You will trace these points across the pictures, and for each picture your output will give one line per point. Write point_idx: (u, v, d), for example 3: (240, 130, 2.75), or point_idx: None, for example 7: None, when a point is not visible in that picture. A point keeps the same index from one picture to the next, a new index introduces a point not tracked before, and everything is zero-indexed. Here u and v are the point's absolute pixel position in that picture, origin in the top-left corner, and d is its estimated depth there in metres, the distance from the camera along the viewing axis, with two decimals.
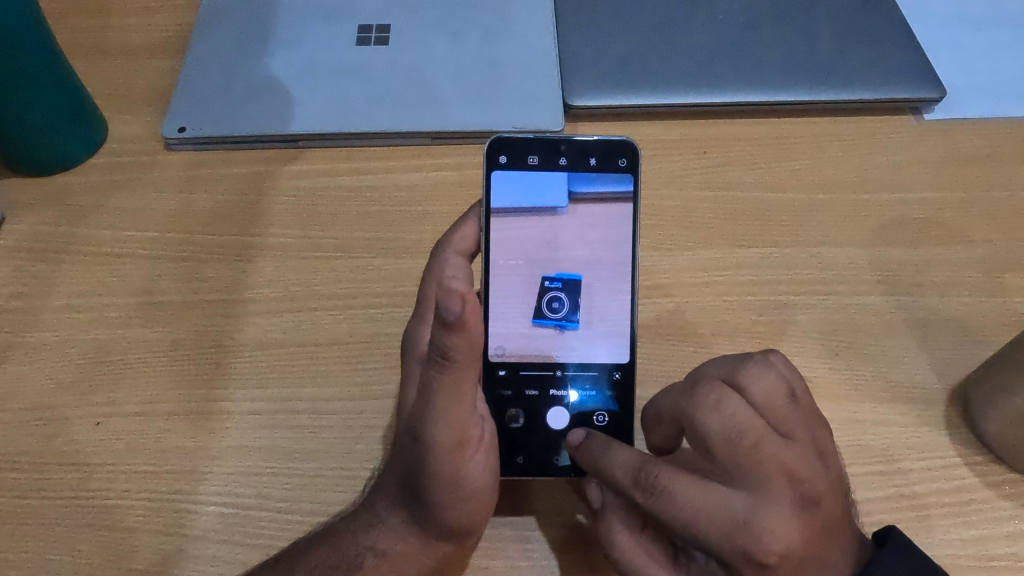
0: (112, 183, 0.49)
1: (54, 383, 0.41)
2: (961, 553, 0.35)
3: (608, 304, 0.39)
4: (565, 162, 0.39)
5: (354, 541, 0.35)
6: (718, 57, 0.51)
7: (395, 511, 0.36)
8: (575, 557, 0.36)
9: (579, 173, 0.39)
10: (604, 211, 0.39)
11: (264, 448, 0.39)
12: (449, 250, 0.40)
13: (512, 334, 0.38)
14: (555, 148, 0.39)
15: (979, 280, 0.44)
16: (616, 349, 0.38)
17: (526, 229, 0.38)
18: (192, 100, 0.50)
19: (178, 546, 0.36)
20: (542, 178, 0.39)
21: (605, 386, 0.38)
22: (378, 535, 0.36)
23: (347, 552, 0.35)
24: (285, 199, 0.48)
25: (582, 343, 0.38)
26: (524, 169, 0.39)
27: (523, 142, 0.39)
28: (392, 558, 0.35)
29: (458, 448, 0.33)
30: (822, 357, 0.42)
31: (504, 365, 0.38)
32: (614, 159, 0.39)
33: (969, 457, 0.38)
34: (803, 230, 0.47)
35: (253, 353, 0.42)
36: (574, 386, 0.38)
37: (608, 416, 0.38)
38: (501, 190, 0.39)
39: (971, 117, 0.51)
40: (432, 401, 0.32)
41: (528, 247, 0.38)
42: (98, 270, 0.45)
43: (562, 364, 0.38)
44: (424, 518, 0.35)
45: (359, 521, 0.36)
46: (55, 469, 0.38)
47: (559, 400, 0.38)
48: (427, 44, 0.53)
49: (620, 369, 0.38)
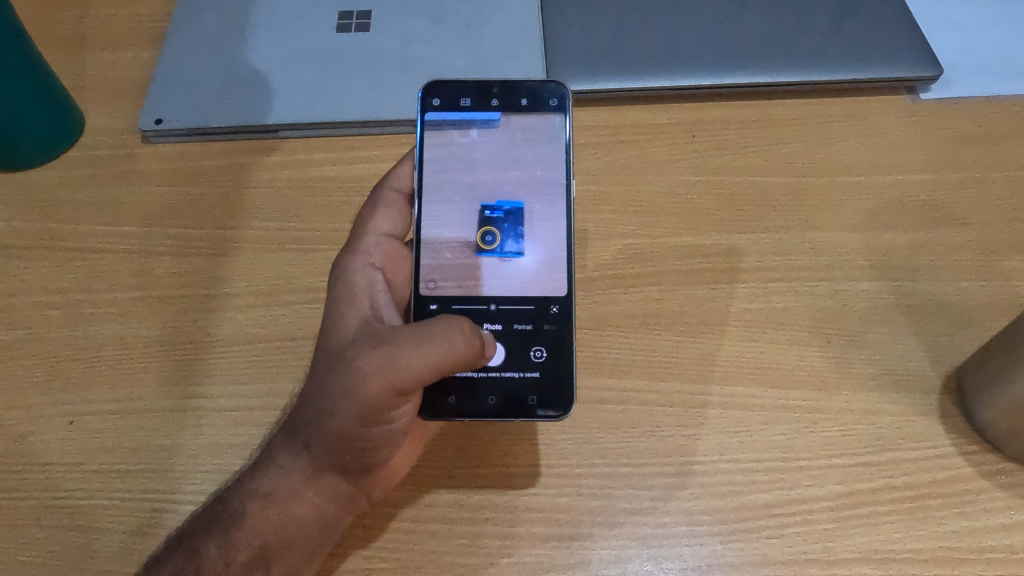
0: (88, 177, 0.48)
1: (27, 381, 0.40)
2: (956, 546, 0.35)
3: (544, 247, 0.37)
4: (497, 103, 0.39)
5: (239, 491, 0.35)
6: (706, 38, 0.50)
7: (286, 451, 0.35)
8: (559, 552, 0.35)
9: (512, 116, 0.39)
10: (533, 158, 0.39)
11: (239, 444, 0.38)
12: (384, 186, 0.40)
13: (443, 267, 0.37)
14: (488, 89, 0.39)
15: (974, 264, 0.43)
16: (551, 285, 0.37)
17: (453, 172, 0.38)
18: (168, 92, 0.49)
19: (151, 545, 0.35)
20: (472, 119, 0.39)
21: (542, 320, 0.36)
22: (265, 478, 0.35)
23: (233, 502, 0.35)
24: (263, 191, 0.47)
25: (514, 280, 0.37)
26: (456, 110, 0.39)
27: (454, 84, 0.39)
28: (276, 500, 0.35)
29: (397, 398, 0.32)
30: (814, 345, 0.41)
31: (436, 300, 0.37)
32: (548, 101, 0.39)
33: (965, 446, 0.37)
34: (794, 215, 0.46)
35: (230, 347, 0.41)
36: (510, 321, 0.36)
37: (546, 350, 0.36)
38: (434, 130, 0.39)
39: (968, 94, 0.50)
40: (414, 341, 0.32)
41: (452, 184, 0.38)
42: (73, 266, 0.44)
43: (496, 299, 0.37)
44: (319, 448, 0.34)
45: (248, 471, 0.36)
46: (28, 470, 0.37)
47: (495, 336, 0.36)
48: (408, 30, 0.52)
49: (558, 303, 0.36)
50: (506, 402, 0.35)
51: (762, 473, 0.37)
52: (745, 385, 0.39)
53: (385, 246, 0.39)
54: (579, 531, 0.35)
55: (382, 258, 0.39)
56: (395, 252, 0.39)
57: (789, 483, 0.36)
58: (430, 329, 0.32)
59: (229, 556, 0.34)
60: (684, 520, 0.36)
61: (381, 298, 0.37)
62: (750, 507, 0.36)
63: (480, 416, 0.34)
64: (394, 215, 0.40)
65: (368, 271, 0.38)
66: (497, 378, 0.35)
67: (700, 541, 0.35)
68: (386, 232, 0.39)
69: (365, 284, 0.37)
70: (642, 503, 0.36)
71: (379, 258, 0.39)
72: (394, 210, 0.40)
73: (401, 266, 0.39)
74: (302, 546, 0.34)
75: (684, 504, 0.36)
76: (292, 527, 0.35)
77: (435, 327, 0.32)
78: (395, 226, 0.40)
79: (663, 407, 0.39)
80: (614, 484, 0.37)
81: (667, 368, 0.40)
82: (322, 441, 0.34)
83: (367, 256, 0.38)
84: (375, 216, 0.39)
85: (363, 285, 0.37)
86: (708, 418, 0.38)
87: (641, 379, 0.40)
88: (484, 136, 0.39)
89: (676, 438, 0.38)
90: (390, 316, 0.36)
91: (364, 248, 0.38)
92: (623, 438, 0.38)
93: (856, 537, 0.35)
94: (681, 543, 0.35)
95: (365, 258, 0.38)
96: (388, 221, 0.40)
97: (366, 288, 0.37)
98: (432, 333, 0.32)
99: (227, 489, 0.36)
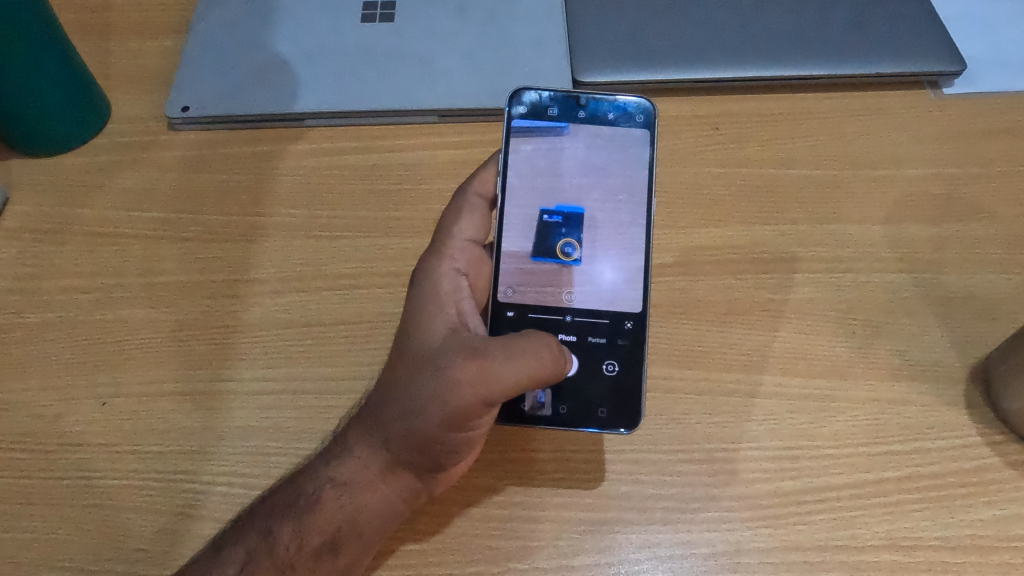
0: (115, 163, 0.48)
1: (58, 364, 0.40)
2: (982, 534, 0.35)
3: (619, 262, 0.38)
4: (583, 115, 0.39)
5: (314, 479, 0.35)
6: (730, 31, 0.50)
7: (363, 442, 0.35)
8: (588, 536, 0.35)
9: (596, 129, 0.39)
10: (615, 175, 0.39)
11: (271, 427, 0.38)
12: (468, 190, 0.39)
13: (519, 275, 0.38)
14: (575, 101, 0.39)
15: (999, 257, 0.43)
16: (627, 299, 0.37)
17: (535, 181, 0.38)
18: (195, 79, 0.49)
19: (185, 525, 0.36)
20: (556, 128, 0.39)
21: (616, 334, 0.37)
22: (339, 466, 0.35)
23: (306, 488, 0.35)
24: (290, 179, 0.47)
25: (588, 292, 0.37)
26: (543, 119, 0.39)
27: (544, 93, 0.39)
28: (351, 489, 0.34)
29: (485, 409, 0.33)
30: (838, 336, 0.41)
31: (512, 306, 0.37)
32: (633, 117, 0.40)
33: (991, 437, 0.37)
34: (818, 207, 0.46)
35: (259, 332, 0.41)
36: (585, 333, 0.37)
37: (619, 364, 0.36)
38: (520, 136, 0.39)
39: (991, 90, 0.50)
40: (508, 355, 0.32)
41: (532, 192, 0.38)
42: (102, 251, 0.45)
43: (571, 310, 0.37)
44: (399, 445, 0.34)
45: (321, 458, 0.35)
46: (60, 450, 0.38)
47: (570, 347, 0.37)
48: (433, 21, 0.52)
49: (632, 319, 0.37)
50: (575, 412, 0.36)
51: (788, 460, 0.37)
52: (771, 374, 0.40)
53: (469, 253, 0.38)
54: (608, 516, 0.36)
55: (466, 263, 0.38)
56: (479, 257, 0.39)
57: (815, 471, 0.37)
58: (523, 345, 0.33)
59: (302, 539, 0.34)
60: (713, 507, 0.36)
61: (466, 305, 0.36)
62: (777, 494, 0.36)
63: (547, 422, 0.36)
64: (479, 219, 0.39)
65: (455, 277, 0.37)
66: (567, 387, 0.36)
67: (728, 527, 0.35)
68: (471, 237, 0.38)
69: (451, 290, 0.36)
70: (670, 489, 0.36)
71: (464, 263, 0.38)
72: (479, 215, 0.39)
73: (484, 271, 0.39)
74: (372, 536, 0.34)
75: (712, 491, 0.36)
76: (363, 517, 0.34)
77: (526, 343, 0.33)
78: (479, 231, 0.39)
79: (691, 395, 0.39)
80: (643, 470, 0.37)
81: (694, 358, 0.40)
82: (405, 441, 0.33)
83: (453, 261, 0.37)
84: (460, 220, 0.38)
85: (450, 291, 0.36)
86: (734, 407, 0.38)
87: (668, 368, 0.40)
88: (568, 147, 0.39)
89: (704, 427, 0.38)
90: (475, 324, 0.36)
91: (451, 253, 0.38)
92: (651, 425, 0.38)
93: (882, 524, 0.35)
94: (709, 528, 0.35)
95: (451, 264, 0.37)
96: (473, 225, 0.39)
97: (453, 294, 0.36)
98: (524, 349, 0.33)
99: (297, 476, 0.35)
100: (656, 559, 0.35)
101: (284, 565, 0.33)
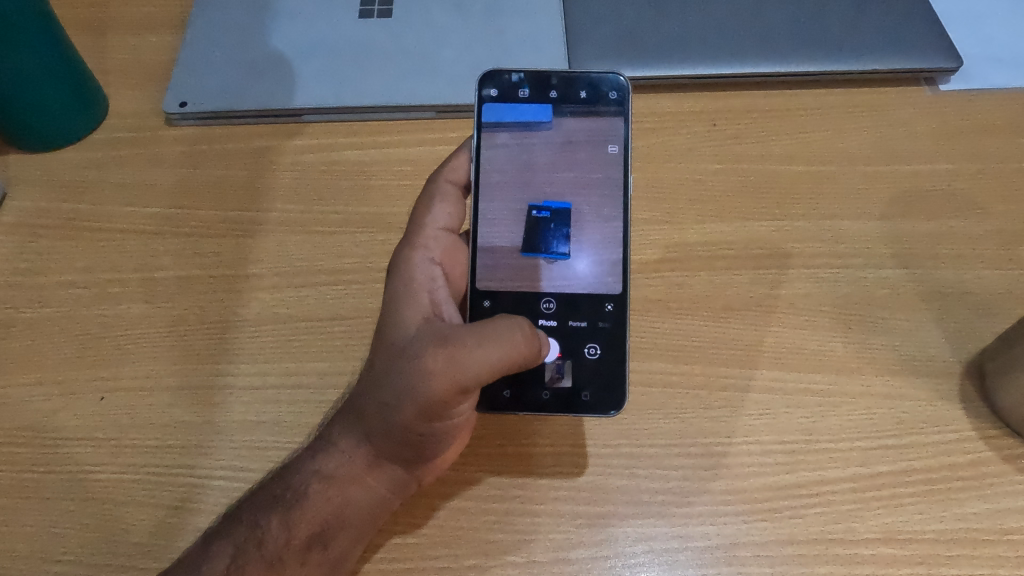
0: (113, 158, 0.48)
1: (56, 359, 0.40)
2: (975, 528, 0.35)
3: (598, 247, 0.38)
4: (554, 95, 0.39)
5: (300, 473, 0.35)
6: (727, 27, 0.50)
7: (348, 436, 0.35)
8: (585, 530, 0.35)
9: (570, 108, 0.39)
10: (590, 155, 0.39)
11: (268, 422, 0.38)
12: (439, 179, 0.40)
13: (499, 263, 0.38)
14: (546, 80, 0.39)
15: (993, 253, 0.44)
16: (607, 282, 0.37)
17: (512, 169, 0.39)
18: (191, 76, 0.49)
19: (183, 520, 0.36)
20: (531, 111, 0.39)
21: (597, 317, 0.37)
22: (325, 460, 0.35)
23: (293, 481, 0.35)
24: (287, 174, 0.47)
25: (569, 276, 0.38)
26: (514, 101, 0.39)
27: (512, 73, 0.39)
28: (338, 482, 0.35)
29: (460, 396, 0.32)
30: (835, 332, 0.41)
31: (489, 296, 0.37)
32: (607, 95, 0.39)
33: (985, 431, 0.38)
34: (815, 203, 0.46)
35: (255, 328, 0.41)
36: (565, 317, 0.37)
37: (600, 347, 0.37)
38: (492, 119, 0.38)
39: (987, 87, 0.50)
40: (479, 341, 0.32)
41: (507, 180, 0.38)
42: (100, 247, 0.45)
43: (551, 296, 0.37)
44: (381, 438, 0.34)
45: (307, 452, 0.36)
46: (59, 445, 0.38)
47: (550, 332, 0.37)
48: (430, 16, 0.52)
49: (612, 301, 0.37)
50: (557, 396, 0.36)
51: (784, 455, 0.37)
52: (767, 368, 0.40)
53: (443, 241, 0.39)
54: (605, 509, 0.36)
55: (440, 252, 0.39)
56: (453, 245, 0.39)
57: (811, 465, 0.37)
58: (494, 329, 0.33)
59: (290, 532, 0.34)
60: (709, 501, 0.36)
61: (440, 294, 0.37)
62: (773, 489, 0.36)
63: (531, 408, 0.36)
64: (452, 207, 0.39)
65: (428, 266, 0.37)
66: (548, 373, 0.36)
67: (724, 520, 0.36)
68: (444, 225, 0.39)
69: (425, 279, 0.37)
70: (666, 482, 0.37)
71: (438, 252, 0.38)
72: (452, 202, 0.39)
73: (460, 259, 0.39)
74: (360, 526, 0.34)
75: (707, 485, 0.36)
76: (349, 510, 0.34)
77: (498, 327, 0.33)
78: (452, 219, 0.39)
79: (687, 390, 0.39)
80: (640, 464, 0.37)
81: (689, 353, 0.40)
82: (386, 432, 0.34)
83: (427, 250, 0.38)
84: (432, 209, 0.39)
85: (423, 280, 0.37)
86: (729, 401, 0.39)
87: (665, 363, 0.40)
88: (543, 129, 0.39)
89: (699, 421, 0.38)
90: (449, 312, 0.36)
91: (424, 242, 0.38)
92: (647, 420, 0.38)
93: (878, 518, 0.35)
94: (705, 522, 0.36)
95: (425, 254, 0.38)
96: (446, 214, 0.39)
97: (426, 284, 0.37)
98: (496, 333, 0.33)
99: (286, 470, 0.36)
100: (653, 552, 0.35)
101: (273, 557, 0.33)
